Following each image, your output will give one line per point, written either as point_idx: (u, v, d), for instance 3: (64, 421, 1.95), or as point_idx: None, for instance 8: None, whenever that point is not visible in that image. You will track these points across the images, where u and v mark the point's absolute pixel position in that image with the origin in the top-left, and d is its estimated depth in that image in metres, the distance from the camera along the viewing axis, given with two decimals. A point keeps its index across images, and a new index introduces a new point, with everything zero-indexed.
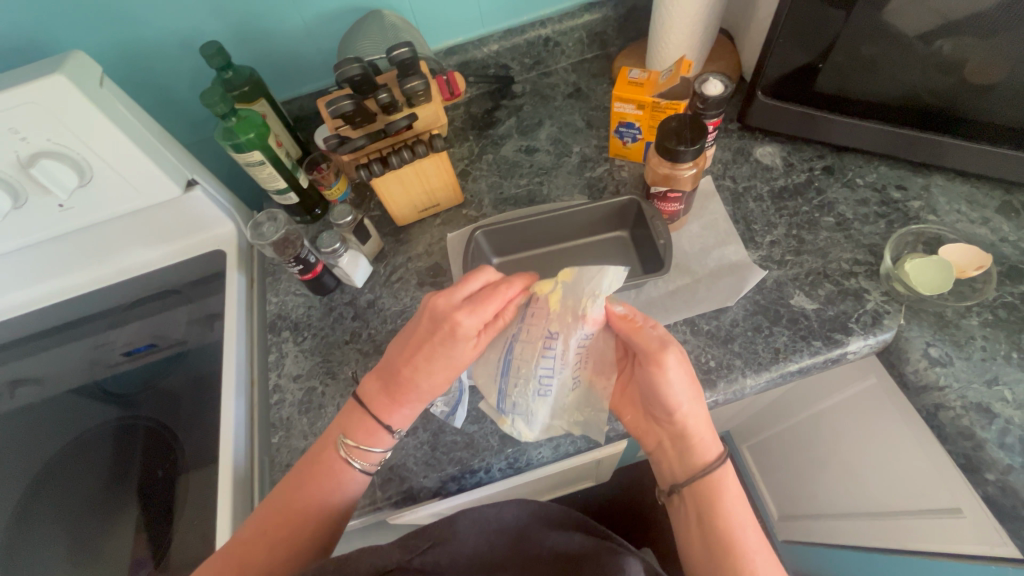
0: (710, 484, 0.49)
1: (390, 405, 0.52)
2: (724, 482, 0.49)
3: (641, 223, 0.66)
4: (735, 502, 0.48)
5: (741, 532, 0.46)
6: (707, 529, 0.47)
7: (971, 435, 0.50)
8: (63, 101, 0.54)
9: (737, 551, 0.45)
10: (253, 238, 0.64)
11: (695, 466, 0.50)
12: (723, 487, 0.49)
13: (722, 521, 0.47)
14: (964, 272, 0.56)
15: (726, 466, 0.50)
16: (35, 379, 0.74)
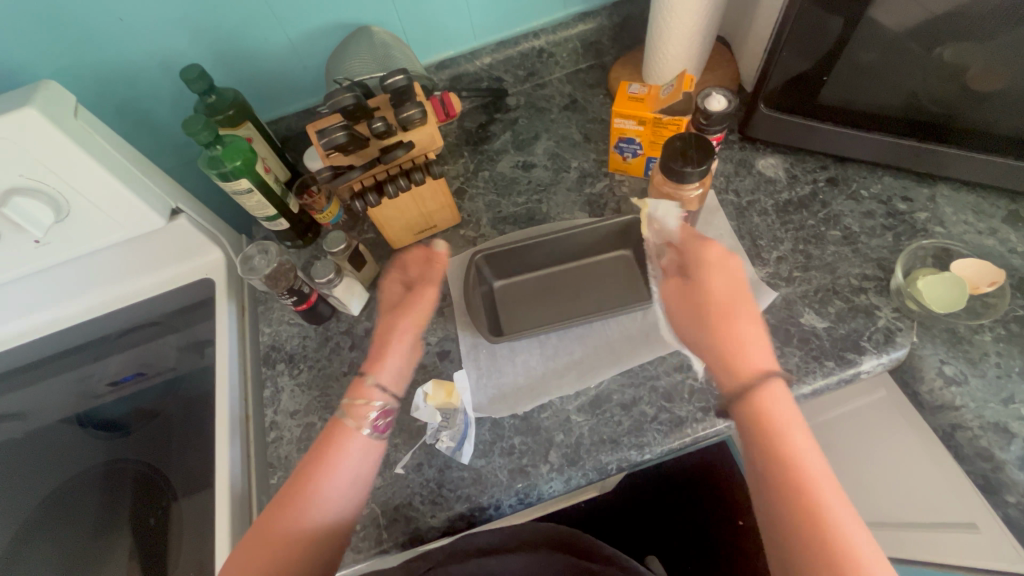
0: (774, 433, 0.47)
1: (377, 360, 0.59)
2: (787, 429, 0.47)
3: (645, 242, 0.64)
4: (804, 451, 0.46)
5: (815, 477, 0.45)
6: (778, 484, 0.45)
7: (989, 456, 0.49)
8: (35, 134, 0.50)
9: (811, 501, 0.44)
10: (243, 272, 0.61)
11: (757, 409, 0.49)
12: (791, 433, 0.47)
13: (791, 471, 0.45)
14: (978, 288, 0.55)
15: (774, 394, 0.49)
16: (19, 417, 0.71)
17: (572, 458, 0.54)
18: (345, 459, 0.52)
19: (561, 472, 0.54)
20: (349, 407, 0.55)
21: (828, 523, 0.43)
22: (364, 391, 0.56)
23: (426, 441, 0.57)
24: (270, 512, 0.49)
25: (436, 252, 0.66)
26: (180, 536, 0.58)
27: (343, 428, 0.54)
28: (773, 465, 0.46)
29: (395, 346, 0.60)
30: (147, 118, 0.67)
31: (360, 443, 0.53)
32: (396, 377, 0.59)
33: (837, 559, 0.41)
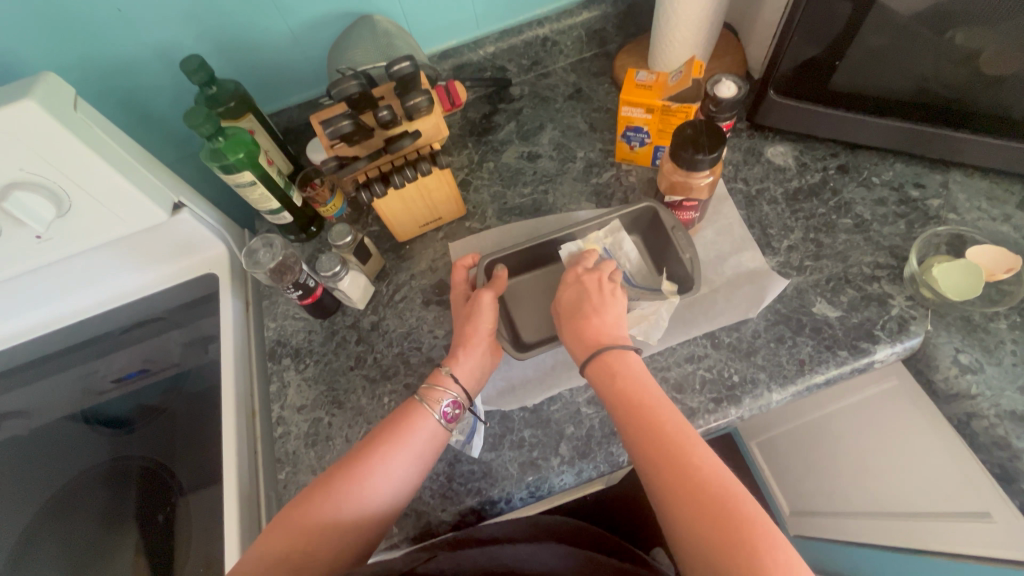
0: (613, 383, 0.48)
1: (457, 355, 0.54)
2: (635, 379, 0.48)
3: (658, 233, 0.63)
4: (655, 401, 0.46)
5: (660, 425, 0.44)
6: (626, 425, 0.46)
7: (1006, 445, 0.49)
8: (34, 127, 0.49)
9: (682, 450, 0.42)
10: (247, 266, 0.60)
11: (597, 362, 0.49)
12: (640, 384, 0.47)
13: (643, 420, 0.45)
14: (993, 275, 0.54)
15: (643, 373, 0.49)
16: (24, 416, 0.70)
17: (583, 451, 0.54)
18: (406, 443, 0.48)
19: (572, 464, 0.53)
20: (423, 391, 0.52)
21: (696, 462, 0.41)
22: (440, 379, 0.53)
23: None
24: (314, 486, 0.46)
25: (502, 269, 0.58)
26: (189, 533, 0.58)
27: (408, 412, 0.50)
28: (628, 413, 0.46)
29: (472, 344, 0.54)
30: (147, 111, 0.66)
31: (424, 431, 0.49)
32: (472, 376, 0.54)
33: (732, 508, 0.38)
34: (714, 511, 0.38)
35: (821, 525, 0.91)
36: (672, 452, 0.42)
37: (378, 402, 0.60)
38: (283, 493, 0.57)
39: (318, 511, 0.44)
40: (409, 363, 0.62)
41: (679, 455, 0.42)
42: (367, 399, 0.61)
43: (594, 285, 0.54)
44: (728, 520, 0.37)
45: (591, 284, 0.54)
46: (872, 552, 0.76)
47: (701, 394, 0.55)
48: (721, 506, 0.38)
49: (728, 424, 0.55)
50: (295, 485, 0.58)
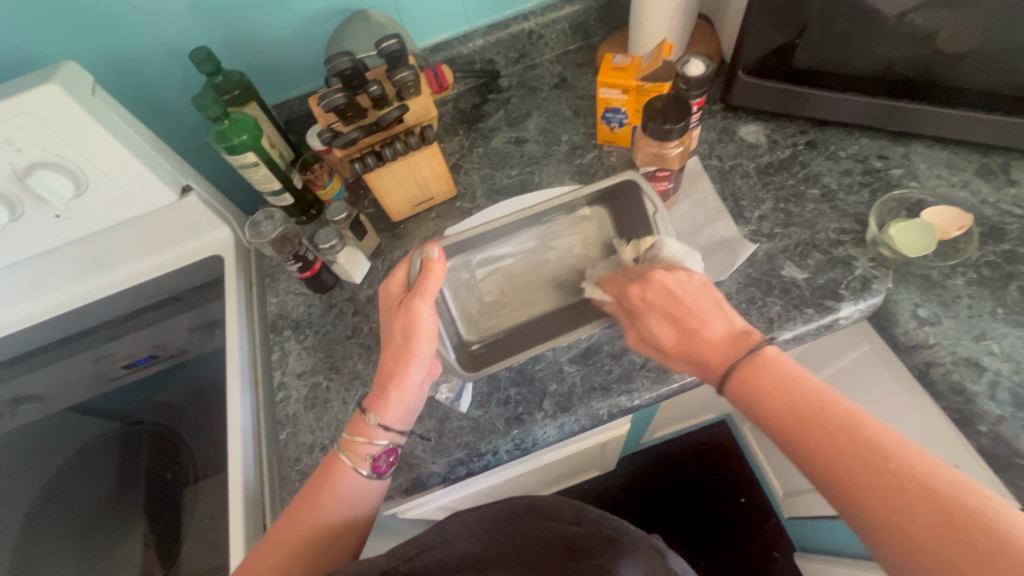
0: (775, 394, 0.43)
1: (379, 396, 0.53)
2: (791, 384, 0.43)
3: (634, 205, 0.63)
4: (825, 411, 0.41)
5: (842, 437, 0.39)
6: (792, 444, 0.41)
7: (962, 390, 0.52)
8: (56, 110, 0.54)
9: (873, 465, 0.37)
10: (252, 237, 0.65)
11: (740, 376, 0.45)
12: (805, 389, 0.42)
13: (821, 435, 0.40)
14: (947, 233, 0.58)
15: (828, 420, 0.40)
16: (37, 396, 0.74)
17: (565, 406, 0.57)
18: (343, 498, 0.49)
19: (554, 417, 0.57)
20: (349, 441, 0.51)
21: (897, 471, 0.36)
22: (366, 429, 0.52)
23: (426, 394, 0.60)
24: (263, 544, 0.46)
25: (429, 256, 0.54)
26: (195, 495, 0.61)
27: (342, 465, 0.50)
28: (804, 430, 0.41)
29: (399, 381, 0.53)
30: (157, 103, 0.71)
31: (359, 483, 0.50)
32: (402, 413, 0.54)
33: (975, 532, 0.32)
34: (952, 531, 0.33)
35: (815, 501, 0.92)
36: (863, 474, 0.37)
37: (374, 366, 0.64)
38: (285, 452, 0.61)
39: (268, 568, 0.45)
40: None
41: (879, 475, 0.36)
42: (363, 365, 0.65)
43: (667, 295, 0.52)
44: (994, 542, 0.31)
45: (658, 300, 0.52)
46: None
47: None
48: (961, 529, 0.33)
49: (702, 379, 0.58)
50: (295, 444, 0.61)
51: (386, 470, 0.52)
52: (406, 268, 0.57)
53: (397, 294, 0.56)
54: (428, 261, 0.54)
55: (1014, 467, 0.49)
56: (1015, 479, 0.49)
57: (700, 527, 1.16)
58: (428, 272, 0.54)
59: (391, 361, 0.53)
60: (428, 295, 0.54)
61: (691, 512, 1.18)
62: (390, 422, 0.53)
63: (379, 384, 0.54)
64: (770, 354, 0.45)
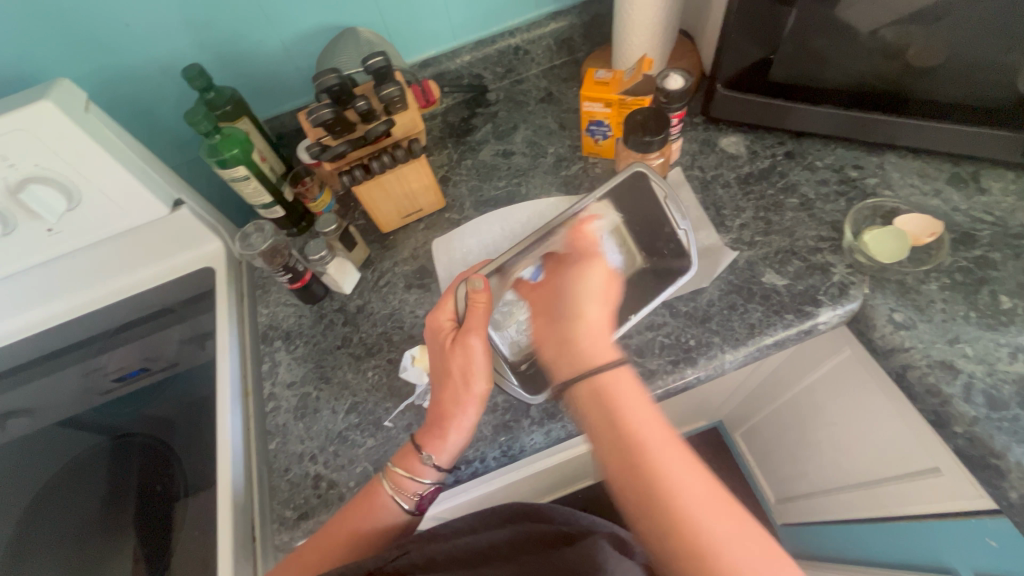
0: (619, 417, 0.44)
1: (436, 436, 0.53)
2: (643, 409, 0.45)
3: (646, 196, 0.62)
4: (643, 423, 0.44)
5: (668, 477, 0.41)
6: (609, 446, 0.44)
7: (938, 392, 0.53)
8: (51, 126, 0.55)
9: (639, 467, 0.42)
10: (241, 249, 0.66)
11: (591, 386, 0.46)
12: (648, 425, 0.44)
13: (646, 477, 0.41)
14: (920, 239, 0.60)
15: (647, 420, 0.44)
16: (25, 411, 0.73)
17: (552, 412, 0.58)
18: (383, 533, 0.51)
19: (541, 424, 0.58)
20: (397, 475, 0.52)
21: (655, 475, 0.41)
22: (417, 467, 0.52)
23: (415, 403, 0.62)
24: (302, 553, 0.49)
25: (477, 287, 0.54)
26: (184, 509, 0.61)
27: (385, 499, 0.51)
28: (614, 443, 0.44)
29: (454, 424, 0.52)
30: (150, 118, 0.72)
31: (401, 517, 0.52)
32: (453, 456, 0.54)
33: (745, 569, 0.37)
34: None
35: (805, 508, 0.93)
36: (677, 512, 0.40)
37: (363, 376, 0.65)
38: (274, 462, 0.61)
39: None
40: (391, 341, 0.67)
41: (648, 479, 0.41)
42: (353, 375, 0.65)
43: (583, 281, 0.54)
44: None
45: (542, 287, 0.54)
46: (862, 525, 0.77)
47: (661, 356, 0.59)
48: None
49: (687, 385, 0.59)
50: (285, 454, 0.62)
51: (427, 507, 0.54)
52: (456, 301, 0.56)
53: (446, 330, 0.55)
54: (476, 292, 0.54)
55: (990, 467, 0.50)
56: (991, 479, 0.50)
57: None
58: (476, 303, 0.54)
59: (450, 402, 0.52)
60: (480, 328, 0.53)
61: None
62: (442, 464, 0.53)
63: (432, 422, 0.53)
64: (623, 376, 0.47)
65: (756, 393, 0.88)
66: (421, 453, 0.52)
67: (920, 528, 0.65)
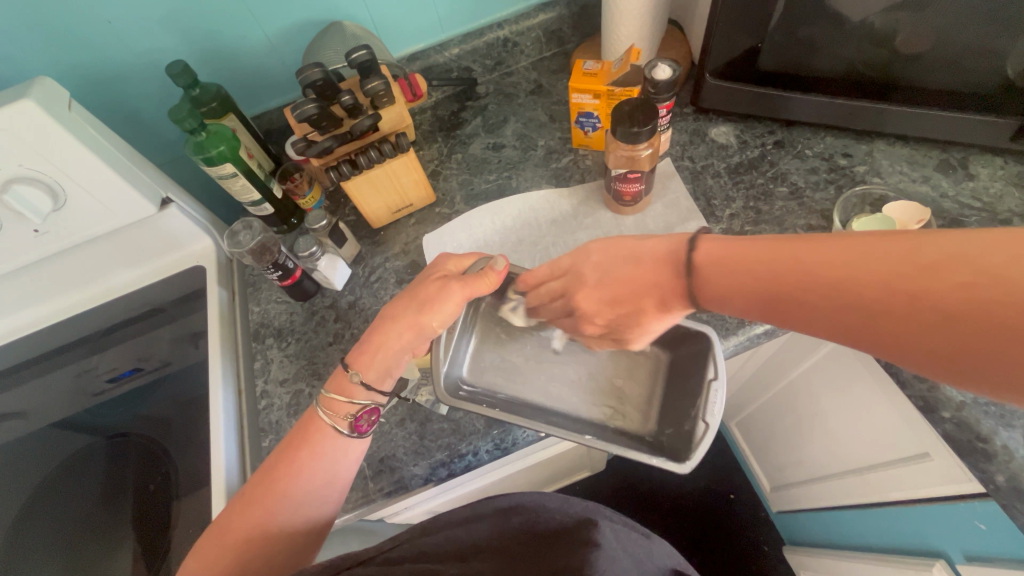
0: (773, 273, 0.39)
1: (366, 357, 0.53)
2: (742, 249, 0.42)
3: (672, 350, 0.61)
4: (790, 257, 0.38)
5: (815, 283, 0.36)
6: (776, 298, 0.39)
7: (925, 377, 0.53)
8: (34, 126, 0.55)
9: (822, 272, 0.36)
10: (230, 247, 0.66)
11: (714, 275, 0.43)
12: (784, 246, 0.39)
13: (836, 305, 0.35)
14: (907, 227, 0.61)
15: (776, 246, 0.40)
16: (19, 413, 0.73)
17: None
18: (320, 460, 0.49)
19: None
20: (328, 399, 0.52)
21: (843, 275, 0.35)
22: (347, 387, 0.53)
23: (407, 397, 0.61)
24: (233, 515, 0.46)
25: (487, 276, 0.56)
26: (181, 508, 0.61)
27: (321, 425, 0.51)
28: (780, 291, 0.38)
29: (385, 351, 0.54)
30: (136, 116, 0.72)
31: (341, 442, 0.51)
32: (383, 373, 0.54)
33: (965, 296, 0.29)
34: (984, 324, 0.29)
35: (798, 495, 0.94)
36: (888, 307, 0.32)
37: None
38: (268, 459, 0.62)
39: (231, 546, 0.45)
40: None
41: (833, 281, 0.35)
42: None
43: (597, 274, 0.54)
44: (1017, 302, 0.27)
45: (454, 299, 0.55)
46: (856, 511, 0.77)
47: None
48: (981, 328, 0.29)
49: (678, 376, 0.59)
50: None
51: (369, 430, 0.52)
52: (471, 262, 0.60)
53: (434, 274, 0.57)
54: (491, 269, 0.57)
55: (977, 451, 0.50)
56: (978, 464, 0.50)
57: (689, 524, 1.17)
58: (485, 275, 0.56)
59: (393, 326, 0.54)
60: (474, 291, 0.55)
61: (679, 511, 1.19)
62: (371, 381, 0.53)
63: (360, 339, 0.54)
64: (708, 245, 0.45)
65: (749, 383, 0.89)
66: (349, 372, 0.53)
67: (912, 513, 0.66)
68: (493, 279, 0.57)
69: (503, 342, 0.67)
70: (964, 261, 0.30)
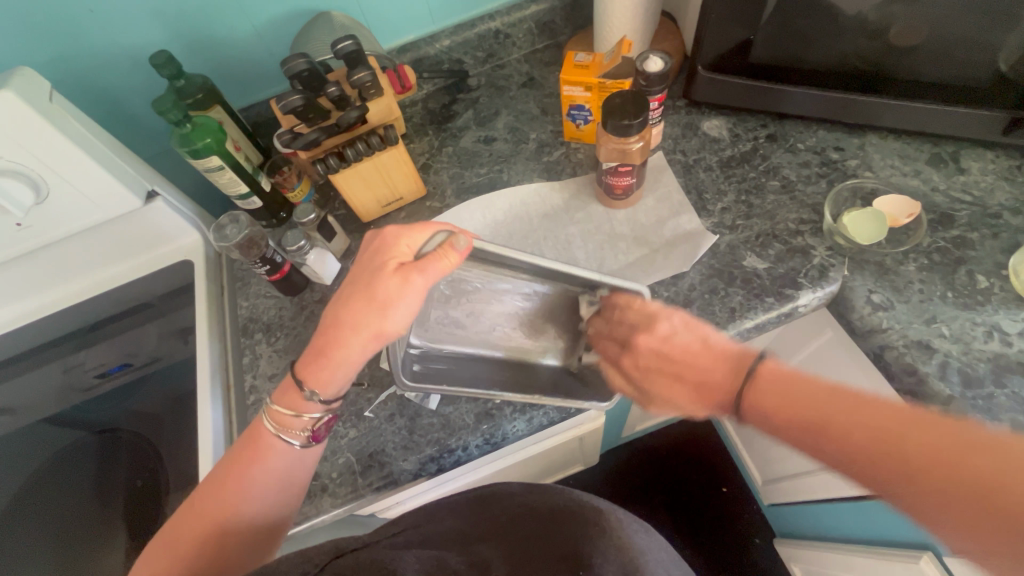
0: (819, 417, 0.41)
1: (321, 368, 0.48)
2: (798, 381, 0.43)
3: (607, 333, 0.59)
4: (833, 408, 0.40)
5: (853, 430, 0.39)
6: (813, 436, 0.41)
7: (914, 371, 0.54)
8: (14, 117, 0.54)
9: (877, 426, 0.38)
10: (217, 241, 0.65)
11: (756, 392, 0.45)
12: (837, 392, 0.41)
13: (868, 469, 0.37)
14: (897, 221, 0.61)
15: (832, 390, 0.41)
16: (5, 409, 0.72)
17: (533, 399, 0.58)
18: (272, 478, 0.47)
19: (523, 412, 0.58)
20: (277, 412, 0.49)
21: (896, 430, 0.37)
22: (297, 402, 0.49)
23: (396, 393, 0.61)
24: (177, 525, 0.44)
25: (444, 258, 0.45)
26: (169, 503, 0.61)
27: (270, 440, 0.48)
28: (825, 434, 0.40)
29: (343, 360, 0.48)
30: (121, 108, 0.70)
31: (292, 456, 0.49)
32: (338, 382, 0.49)
33: (1011, 496, 0.31)
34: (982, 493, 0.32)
35: (789, 488, 0.94)
36: (932, 482, 0.34)
37: None
38: None
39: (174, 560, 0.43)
40: None
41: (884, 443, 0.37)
42: None
43: (665, 343, 0.51)
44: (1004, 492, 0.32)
45: (412, 293, 0.46)
46: (846, 504, 0.78)
47: None
48: (996, 504, 0.32)
49: None
50: None
51: (325, 437, 0.51)
52: (427, 238, 0.47)
53: (388, 265, 0.46)
54: (451, 247, 0.45)
55: None
56: None
57: (681, 517, 1.18)
58: (445, 256, 0.45)
59: (348, 329, 0.47)
60: (435, 279, 0.45)
61: (672, 504, 1.19)
62: (327, 396, 0.50)
63: (317, 353, 0.48)
64: (771, 366, 0.45)
65: None
66: (303, 390, 0.48)
67: None
68: (453, 261, 0.46)
69: (447, 298, 0.55)
70: (992, 452, 0.33)
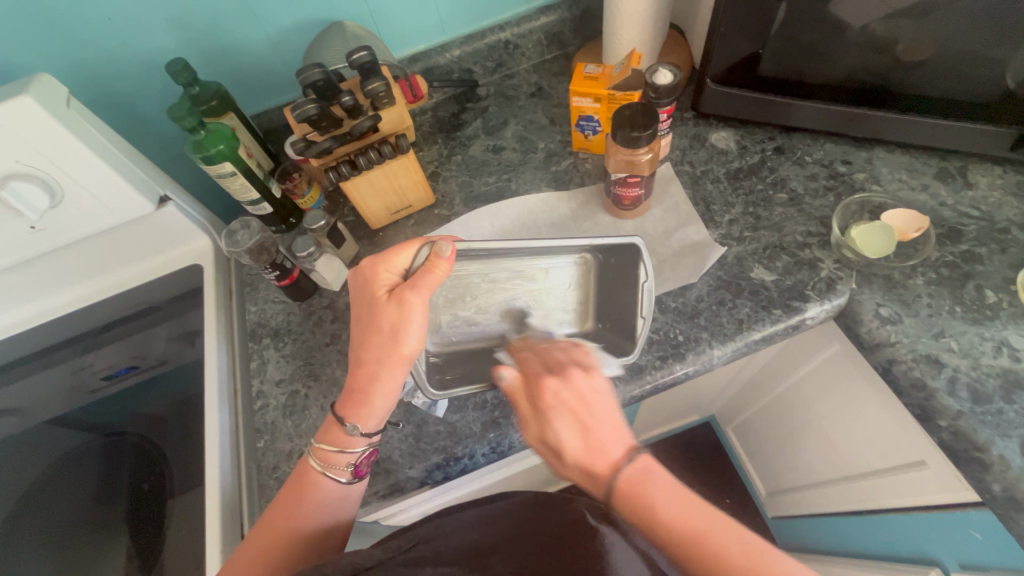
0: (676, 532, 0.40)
1: (355, 410, 0.50)
2: (650, 494, 0.41)
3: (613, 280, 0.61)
4: (689, 515, 0.40)
5: (730, 554, 0.38)
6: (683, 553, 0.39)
7: (923, 385, 0.54)
8: (33, 122, 0.54)
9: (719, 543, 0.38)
10: (228, 246, 0.66)
11: (626, 490, 0.42)
12: (688, 508, 0.41)
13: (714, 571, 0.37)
14: (906, 234, 0.61)
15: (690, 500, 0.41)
16: (14, 410, 0.73)
17: None
18: (321, 515, 0.48)
19: None
20: (320, 450, 0.50)
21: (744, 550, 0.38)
22: (340, 438, 0.50)
23: (402, 400, 0.61)
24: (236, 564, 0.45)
25: (432, 268, 0.50)
26: (175, 507, 0.61)
27: (315, 476, 0.49)
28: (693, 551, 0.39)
29: (379, 391, 0.49)
30: (135, 114, 0.71)
31: (339, 491, 0.50)
32: (377, 417, 0.51)
33: None
34: None
35: (795, 501, 0.94)
36: None
37: None
38: (263, 460, 0.61)
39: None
40: None
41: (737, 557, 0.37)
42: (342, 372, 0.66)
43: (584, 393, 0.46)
44: None
45: (416, 313, 0.49)
46: (852, 518, 0.77)
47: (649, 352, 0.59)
48: None
49: (675, 380, 0.59)
50: (274, 451, 0.62)
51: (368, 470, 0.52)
52: (411, 256, 0.51)
53: (382, 294, 0.50)
54: (438, 257, 0.50)
55: (974, 461, 0.50)
56: (975, 472, 0.51)
57: None
58: (434, 268, 0.50)
59: (373, 362, 0.49)
60: (429, 291, 0.49)
61: None
62: (368, 430, 0.50)
63: (352, 394, 0.50)
64: (649, 461, 0.43)
65: (747, 388, 0.88)
66: (343, 424, 0.50)
67: (908, 521, 0.66)
68: (440, 268, 0.50)
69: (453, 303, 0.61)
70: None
